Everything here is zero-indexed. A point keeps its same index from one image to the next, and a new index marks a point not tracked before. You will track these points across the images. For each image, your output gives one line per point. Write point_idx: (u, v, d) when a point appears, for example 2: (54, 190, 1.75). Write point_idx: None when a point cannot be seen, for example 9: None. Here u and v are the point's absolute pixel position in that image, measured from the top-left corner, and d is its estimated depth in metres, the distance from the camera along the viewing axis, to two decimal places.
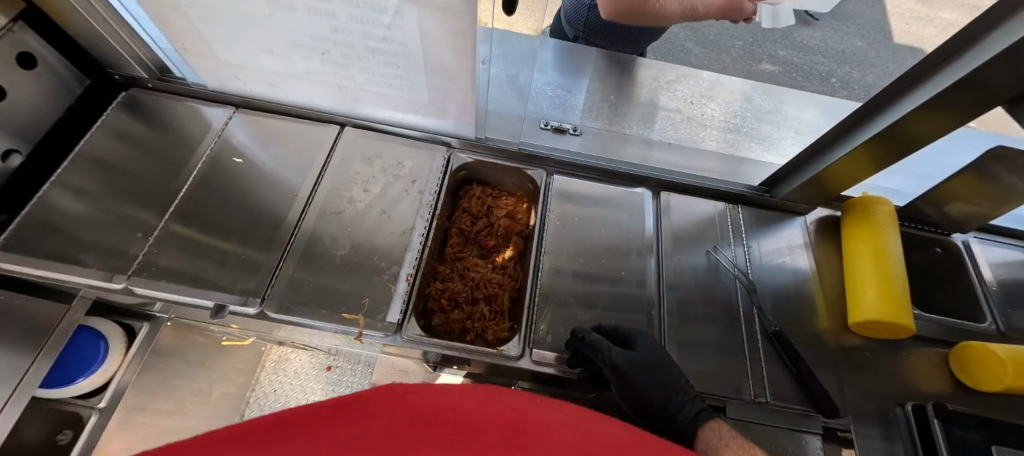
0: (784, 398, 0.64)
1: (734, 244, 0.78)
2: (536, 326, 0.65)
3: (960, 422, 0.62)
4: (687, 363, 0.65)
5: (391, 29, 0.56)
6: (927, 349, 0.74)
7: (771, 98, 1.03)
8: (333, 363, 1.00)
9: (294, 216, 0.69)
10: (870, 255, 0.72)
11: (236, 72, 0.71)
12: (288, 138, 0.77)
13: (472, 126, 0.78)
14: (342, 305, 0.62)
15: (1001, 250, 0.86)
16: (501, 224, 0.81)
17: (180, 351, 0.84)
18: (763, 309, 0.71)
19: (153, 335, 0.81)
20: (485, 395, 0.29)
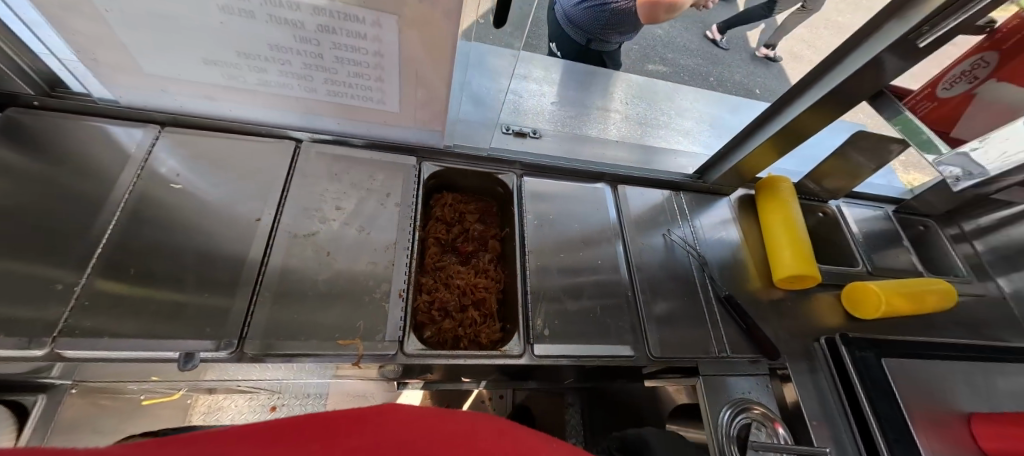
0: (739, 349, 0.77)
1: (682, 226, 0.90)
2: (532, 322, 0.68)
3: (858, 345, 0.81)
4: (663, 334, 0.74)
5: (366, 39, 0.55)
6: (826, 293, 0.94)
7: (688, 93, 1.20)
8: (276, 403, 0.91)
9: (259, 251, 0.62)
10: (782, 222, 0.89)
11: (162, 86, 0.62)
12: (234, 159, 0.69)
13: (440, 135, 0.78)
14: (335, 331, 0.58)
15: (859, 209, 1.12)
16: (477, 229, 0.83)
17: (99, 423, 0.69)
18: (713, 278, 0.84)
19: (50, 414, 0.60)
20: (499, 423, 0.31)
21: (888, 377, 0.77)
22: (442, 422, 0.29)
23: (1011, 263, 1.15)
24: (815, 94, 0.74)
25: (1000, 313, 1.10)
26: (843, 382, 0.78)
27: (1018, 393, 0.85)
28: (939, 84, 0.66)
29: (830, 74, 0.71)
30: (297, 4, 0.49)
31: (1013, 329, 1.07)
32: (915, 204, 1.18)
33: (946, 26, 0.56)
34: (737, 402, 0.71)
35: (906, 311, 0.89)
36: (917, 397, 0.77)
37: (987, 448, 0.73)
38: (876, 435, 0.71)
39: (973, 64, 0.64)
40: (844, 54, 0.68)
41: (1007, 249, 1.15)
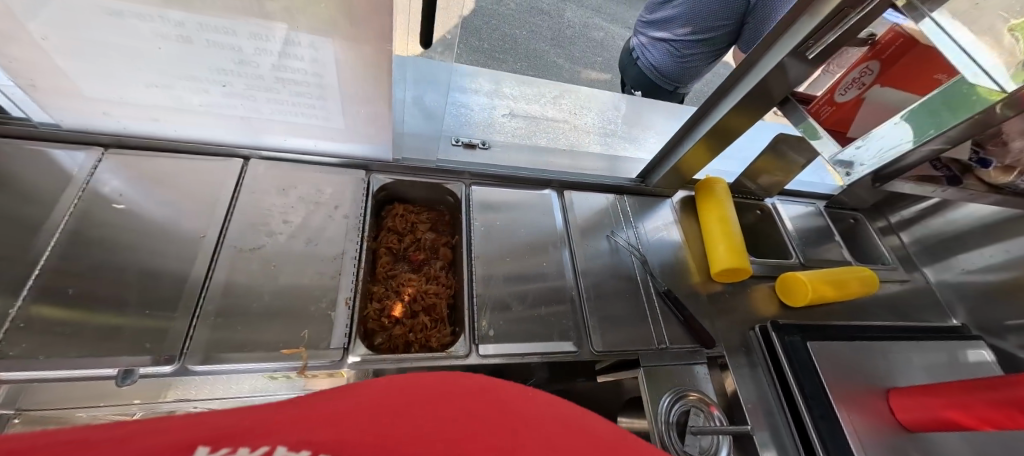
0: (679, 341, 0.82)
1: (626, 228, 0.96)
2: (477, 323, 0.72)
3: (787, 330, 0.87)
4: (604, 330, 0.78)
5: (303, 60, 0.58)
6: (762, 285, 1.01)
7: (634, 100, 1.28)
8: None
9: (202, 271, 0.63)
10: (717, 220, 0.96)
11: (104, 109, 0.63)
12: (180, 178, 0.70)
13: (387, 149, 0.82)
14: (280, 341, 0.60)
15: (794, 207, 1.21)
16: (429, 238, 0.86)
17: None
18: (654, 275, 0.89)
19: None
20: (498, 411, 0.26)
21: (814, 360, 0.83)
22: (400, 396, 0.22)
23: (933, 252, 1.25)
24: (730, 102, 0.81)
25: (924, 297, 1.19)
26: (775, 367, 0.84)
27: (933, 367, 0.93)
28: (836, 90, 0.72)
29: (741, 84, 0.78)
30: (233, 29, 0.53)
31: (936, 312, 1.17)
32: (845, 200, 1.27)
33: (828, 40, 0.64)
34: (676, 390, 0.76)
35: (833, 297, 0.96)
36: (841, 377, 0.83)
37: (903, 420, 0.80)
38: (804, 414, 0.77)
39: (861, 72, 0.70)
40: (749, 67, 0.75)
41: (928, 239, 1.26)
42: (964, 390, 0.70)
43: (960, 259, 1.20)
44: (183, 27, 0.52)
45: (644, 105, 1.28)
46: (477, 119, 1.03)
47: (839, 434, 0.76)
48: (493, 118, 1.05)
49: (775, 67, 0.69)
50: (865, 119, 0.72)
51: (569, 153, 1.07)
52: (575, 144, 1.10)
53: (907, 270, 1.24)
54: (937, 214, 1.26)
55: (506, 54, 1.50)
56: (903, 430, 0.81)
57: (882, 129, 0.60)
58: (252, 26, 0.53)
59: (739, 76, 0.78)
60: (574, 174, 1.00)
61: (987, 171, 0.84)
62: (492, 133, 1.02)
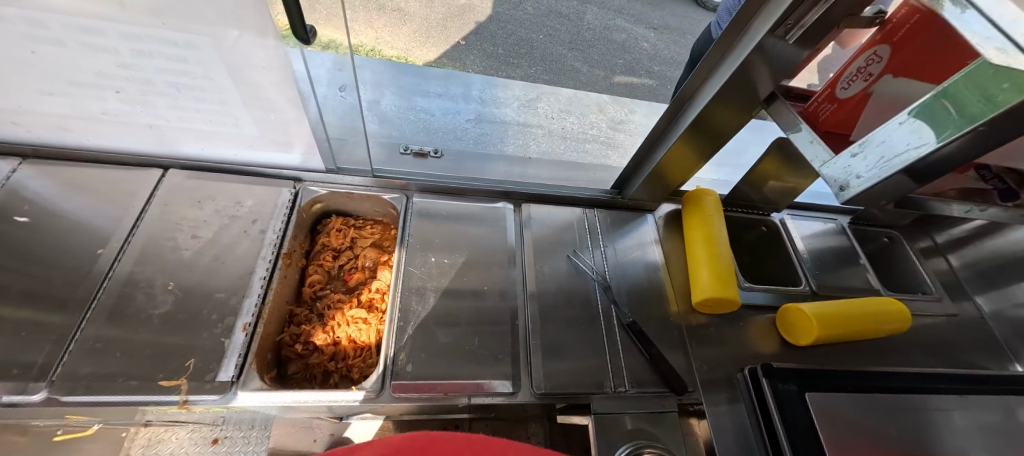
0: (643, 383, 0.69)
1: (593, 246, 0.84)
2: (396, 355, 0.63)
3: (783, 376, 0.71)
4: (551, 368, 0.67)
5: (191, 62, 0.53)
6: (759, 317, 0.85)
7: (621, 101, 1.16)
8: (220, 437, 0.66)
9: (100, 275, 0.60)
10: (703, 237, 0.82)
11: (11, 117, 0.61)
12: (98, 187, 0.68)
13: (318, 157, 0.76)
14: (160, 370, 0.53)
15: (808, 223, 1.04)
16: (367, 254, 0.79)
17: None
18: (619, 303, 0.77)
19: None
20: None
21: (813, 416, 0.66)
22: None
23: (988, 279, 1.03)
24: (702, 101, 0.69)
25: (979, 334, 0.98)
26: (764, 419, 0.68)
27: (984, 428, 0.73)
28: (837, 83, 0.58)
29: (713, 80, 0.66)
30: (101, 29, 0.48)
31: (993, 353, 0.95)
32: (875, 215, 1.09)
33: (809, 20, 0.50)
34: (634, 444, 0.62)
35: (848, 334, 0.79)
36: (852, 440, 0.66)
37: None
38: None
39: (869, 60, 0.56)
40: (720, 58, 0.63)
41: (982, 263, 1.04)
42: None
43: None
44: (48, 28, 0.48)
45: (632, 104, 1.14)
46: (436, 125, 0.97)
47: None
48: (454, 126, 0.99)
49: (750, 55, 0.56)
50: (878, 115, 0.58)
51: (537, 161, 0.99)
52: (543, 152, 1.02)
53: (956, 300, 1.03)
54: (992, 233, 1.04)
55: (520, 58, 1.13)
56: None
57: (884, 130, 0.45)
58: (122, 25, 0.48)
59: (711, 71, 0.65)
60: (538, 185, 0.91)
61: None
62: (450, 141, 0.96)
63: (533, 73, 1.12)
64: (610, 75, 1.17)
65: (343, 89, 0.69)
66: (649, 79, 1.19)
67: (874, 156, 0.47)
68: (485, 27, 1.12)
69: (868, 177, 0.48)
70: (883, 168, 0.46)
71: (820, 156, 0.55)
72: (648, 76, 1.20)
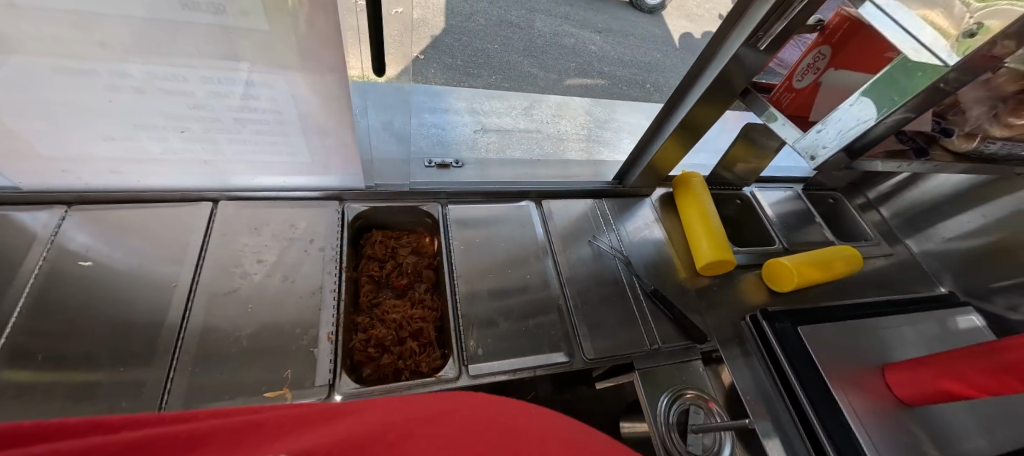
0: (671, 340, 0.82)
1: (606, 232, 0.97)
2: (466, 344, 0.71)
3: (778, 317, 0.87)
4: (595, 336, 0.78)
5: (260, 99, 0.58)
6: (749, 274, 1.01)
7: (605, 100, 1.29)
8: None
9: (179, 308, 0.63)
10: (697, 213, 0.97)
11: (64, 165, 0.62)
12: (150, 227, 0.70)
13: (359, 177, 0.82)
14: (262, 383, 0.59)
15: (772, 193, 1.23)
16: (410, 262, 0.85)
17: None
18: (639, 275, 0.90)
19: None
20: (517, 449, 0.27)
21: (806, 345, 0.83)
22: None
23: (914, 223, 1.27)
24: (691, 99, 0.83)
25: (910, 268, 1.21)
26: (769, 355, 0.84)
27: (925, 338, 0.93)
28: (793, 77, 0.72)
29: (699, 81, 0.80)
30: (185, 76, 0.53)
31: (923, 282, 1.18)
32: (822, 181, 1.30)
33: (776, 30, 0.65)
34: (674, 389, 0.76)
35: (819, 279, 0.97)
36: (833, 358, 0.83)
37: (900, 394, 0.80)
38: (801, 398, 0.77)
39: (815, 57, 0.71)
40: (706, 62, 0.77)
41: (909, 211, 1.28)
42: (956, 362, 0.69)
43: (943, 228, 1.21)
44: (134, 79, 0.51)
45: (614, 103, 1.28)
46: (447, 138, 1.05)
47: (838, 420, 0.75)
48: (463, 138, 1.08)
49: (729, 60, 0.71)
50: (826, 101, 0.74)
51: (543, 162, 1.09)
52: (546, 153, 1.13)
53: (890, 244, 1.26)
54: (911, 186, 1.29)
55: (479, 68, 1.12)
56: (901, 405, 0.80)
57: (840, 111, 0.60)
58: (204, 70, 0.52)
59: (696, 75, 0.80)
60: (551, 184, 1.02)
61: (950, 140, 0.85)
62: (463, 152, 1.04)
63: (493, 81, 1.14)
64: (561, 79, 1.20)
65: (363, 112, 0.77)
66: (603, 80, 1.24)
67: (833, 132, 0.62)
68: (441, 41, 1.08)
69: (830, 148, 0.63)
70: (841, 139, 0.61)
71: (791, 135, 0.70)
72: (600, 77, 1.24)
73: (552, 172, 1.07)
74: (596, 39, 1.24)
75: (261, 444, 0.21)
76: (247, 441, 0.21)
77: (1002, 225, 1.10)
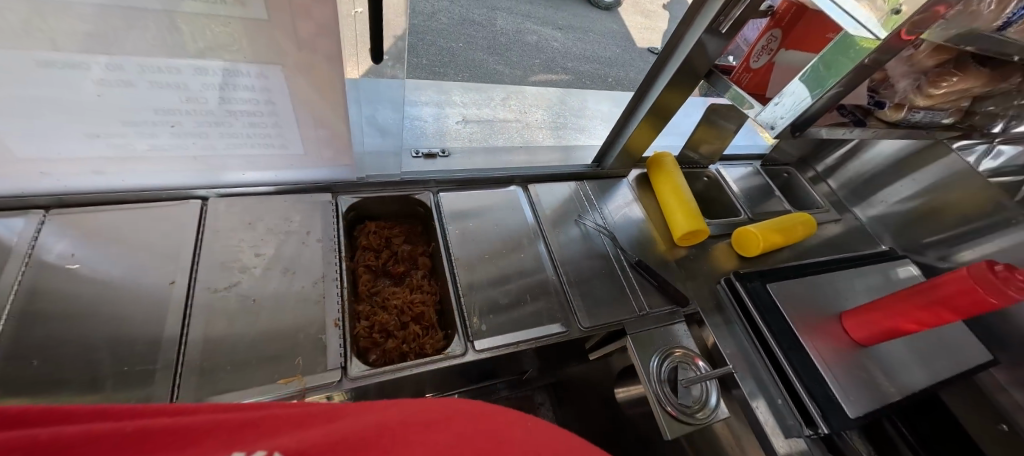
0: (656, 306, 0.89)
1: (590, 212, 1.03)
2: (469, 322, 0.75)
3: (748, 277, 0.96)
4: (588, 307, 0.84)
5: (255, 90, 0.59)
6: (721, 243, 1.10)
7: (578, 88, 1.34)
8: None
9: (178, 307, 0.63)
10: (671, 189, 1.04)
11: (42, 168, 0.60)
12: (137, 231, 0.68)
13: (350, 169, 0.83)
14: (274, 373, 0.60)
15: (735, 170, 1.33)
16: (406, 250, 0.87)
17: None
18: (624, 249, 0.97)
19: None
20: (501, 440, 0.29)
21: (775, 300, 0.93)
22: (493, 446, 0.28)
23: (858, 194, 1.42)
24: (661, 83, 0.90)
25: (856, 232, 1.35)
26: (743, 313, 0.92)
27: (873, 288, 1.05)
28: (750, 58, 0.81)
29: (667, 65, 0.87)
30: (178, 68, 0.52)
31: (868, 242, 1.32)
32: (777, 157, 1.42)
33: (735, 14, 0.72)
34: (664, 349, 0.83)
35: (780, 242, 1.07)
36: (798, 311, 0.93)
37: (856, 337, 0.90)
38: (773, 346, 0.86)
39: (768, 40, 0.79)
40: (674, 48, 0.83)
41: (853, 183, 1.43)
42: (903, 301, 0.79)
43: (882, 194, 1.36)
44: (124, 71, 0.51)
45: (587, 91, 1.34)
46: (430, 129, 1.07)
47: (805, 363, 0.84)
48: (447, 129, 1.10)
49: (695, 45, 0.78)
50: (781, 79, 0.82)
51: (524, 149, 1.14)
52: (527, 142, 1.17)
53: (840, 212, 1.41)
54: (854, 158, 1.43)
55: (445, 66, 1.16)
56: (858, 347, 0.91)
57: (792, 85, 0.68)
58: (201, 62, 0.52)
59: (665, 60, 0.87)
60: (535, 169, 1.07)
61: (884, 112, 0.96)
62: (447, 142, 1.07)
63: (463, 78, 1.17)
64: (527, 75, 1.25)
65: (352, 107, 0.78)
66: (567, 75, 1.30)
67: (787, 104, 0.70)
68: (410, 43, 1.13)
69: (786, 118, 0.71)
70: (794, 111, 0.69)
71: (754, 109, 0.78)
72: (565, 73, 1.30)
73: (533, 158, 1.12)
74: (557, 36, 1.30)
75: (259, 440, 0.24)
76: (246, 438, 0.23)
77: (930, 188, 1.25)
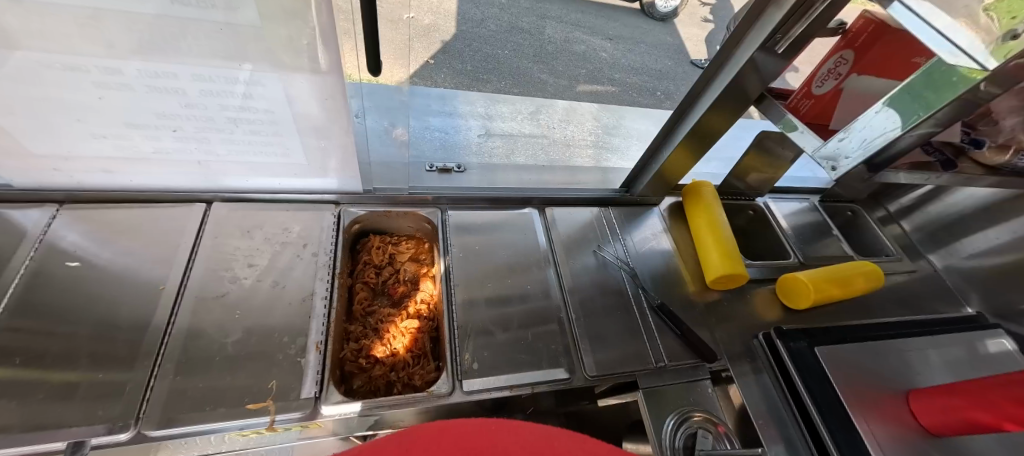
0: (676, 357, 0.78)
1: (610, 241, 0.94)
2: (461, 357, 0.68)
3: (792, 336, 0.83)
4: (597, 350, 0.75)
5: (256, 99, 0.57)
6: (763, 289, 0.96)
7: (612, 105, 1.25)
8: None
9: (165, 311, 0.61)
10: (707, 225, 0.92)
11: (54, 164, 0.62)
12: (142, 228, 0.69)
13: (357, 180, 0.80)
14: (245, 395, 0.56)
15: (786, 204, 1.18)
16: (407, 269, 0.82)
17: None
18: (646, 288, 0.87)
19: None
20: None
21: (823, 365, 0.79)
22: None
23: (935, 238, 1.21)
24: (701, 107, 0.80)
25: (933, 285, 1.15)
26: (782, 375, 0.79)
27: (951, 362, 0.88)
28: (812, 83, 0.70)
29: (708, 87, 0.77)
30: (176, 73, 0.51)
31: (949, 300, 1.12)
32: (840, 192, 1.25)
33: (795, 33, 0.61)
34: (680, 411, 0.71)
35: (838, 296, 0.92)
36: (855, 382, 0.78)
37: (928, 424, 0.75)
38: (818, 423, 0.71)
39: (836, 62, 0.68)
40: (719, 68, 0.73)
41: (930, 225, 1.22)
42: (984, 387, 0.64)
43: (970, 245, 1.15)
44: (122, 75, 0.50)
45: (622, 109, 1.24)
46: (449, 143, 1.03)
47: (859, 448, 0.69)
48: (467, 143, 1.05)
49: (745, 64, 0.67)
50: (848, 108, 0.70)
51: (546, 168, 1.07)
52: (551, 159, 1.10)
53: (912, 259, 1.20)
54: (934, 200, 1.23)
55: (488, 73, 1.13)
56: (929, 435, 0.75)
57: (865, 118, 0.57)
58: (200, 69, 0.51)
59: (708, 81, 0.77)
60: (556, 191, 0.99)
61: (981, 153, 0.80)
62: (466, 157, 1.02)
63: (503, 87, 1.14)
64: (571, 85, 1.21)
65: (360, 116, 0.76)
66: (613, 87, 1.23)
67: (854, 141, 0.59)
68: (451, 46, 1.11)
69: (852, 157, 0.60)
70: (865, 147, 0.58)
71: (812, 143, 0.66)
72: (611, 84, 1.23)
73: (554, 178, 1.04)
74: (607, 46, 1.26)
75: None
76: None
77: None
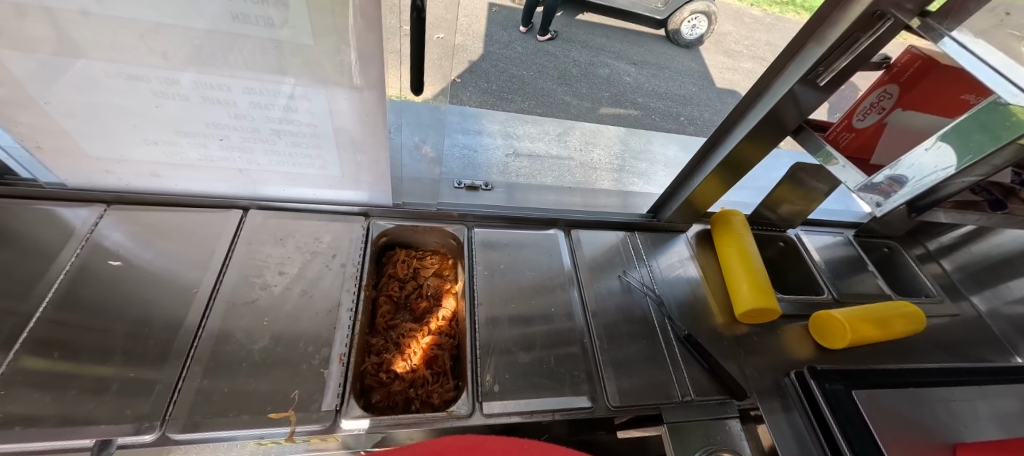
0: (703, 391, 0.74)
1: (637, 266, 0.93)
2: (482, 376, 0.67)
3: (828, 377, 0.79)
4: (622, 381, 0.72)
5: (299, 111, 0.59)
6: (794, 324, 0.92)
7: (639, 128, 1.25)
8: None
9: (196, 315, 0.62)
10: (737, 254, 0.90)
11: (106, 167, 0.66)
12: (181, 231, 0.72)
13: (388, 195, 0.82)
14: (268, 404, 0.56)
15: (819, 237, 1.14)
16: (430, 283, 0.82)
17: None
18: (672, 317, 0.84)
19: None
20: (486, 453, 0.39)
21: (862, 410, 0.74)
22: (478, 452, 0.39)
23: (979, 279, 1.15)
24: (736, 136, 0.79)
25: (978, 329, 1.08)
26: (816, 418, 0.74)
27: (1001, 416, 0.82)
28: (853, 116, 0.68)
29: (744, 116, 0.77)
30: (228, 86, 0.53)
31: (998, 348, 1.05)
32: (875, 227, 1.20)
33: (839, 66, 0.60)
34: (707, 449, 0.67)
35: (877, 338, 0.87)
36: (898, 431, 0.73)
37: None
38: None
39: (879, 96, 0.67)
40: (755, 97, 0.73)
41: (973, 265, 1.16)
42: None
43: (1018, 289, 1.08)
44: (178, 86, 0.52)
45: (646, 131, 1.24)
46: (475, 162, 1.05)
47: None
48: (495, 163, 1.06)
49: (784, 95, 0.67)
50: (892, 142, 0.68)
51: (572, 190, 1.06)
52: (578, 178, 1.11)
53: (954, 300, 1.14)
54: (979, 240, 1.17)
55: (513, 93, 1.16)
56: None
57: (913, 156, 0.54)
58: (250, 82, 0.53)
59: (744, 110, 0.76)
60: (581, 212, 1.00)
61: None
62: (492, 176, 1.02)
63: (526, 108, 1.15)
64: (594, 107, 1.21)
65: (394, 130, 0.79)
66: (635, 111, 1.22)
67: (899, 181, 0.57)
68: (477, 66, 1.14)
69: (896, 196, 0.58)
70: (908, 187, 0.56)
71: (854, 178, 0.64)
72: (634, 108, 1.23)
73: (578, 198, 1.04)
74: (630, 71, 1.26)
75: None
76: None
77: None
